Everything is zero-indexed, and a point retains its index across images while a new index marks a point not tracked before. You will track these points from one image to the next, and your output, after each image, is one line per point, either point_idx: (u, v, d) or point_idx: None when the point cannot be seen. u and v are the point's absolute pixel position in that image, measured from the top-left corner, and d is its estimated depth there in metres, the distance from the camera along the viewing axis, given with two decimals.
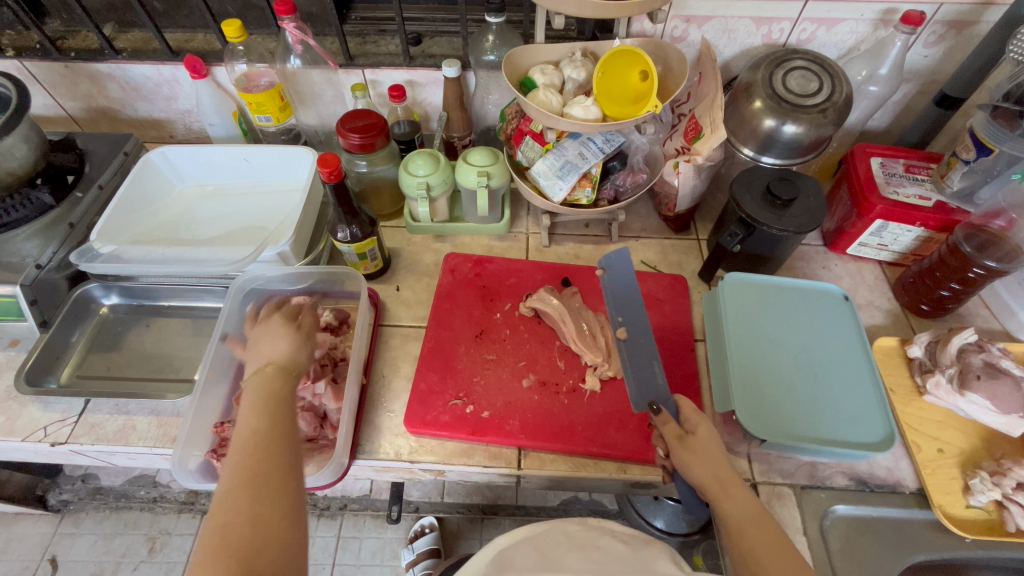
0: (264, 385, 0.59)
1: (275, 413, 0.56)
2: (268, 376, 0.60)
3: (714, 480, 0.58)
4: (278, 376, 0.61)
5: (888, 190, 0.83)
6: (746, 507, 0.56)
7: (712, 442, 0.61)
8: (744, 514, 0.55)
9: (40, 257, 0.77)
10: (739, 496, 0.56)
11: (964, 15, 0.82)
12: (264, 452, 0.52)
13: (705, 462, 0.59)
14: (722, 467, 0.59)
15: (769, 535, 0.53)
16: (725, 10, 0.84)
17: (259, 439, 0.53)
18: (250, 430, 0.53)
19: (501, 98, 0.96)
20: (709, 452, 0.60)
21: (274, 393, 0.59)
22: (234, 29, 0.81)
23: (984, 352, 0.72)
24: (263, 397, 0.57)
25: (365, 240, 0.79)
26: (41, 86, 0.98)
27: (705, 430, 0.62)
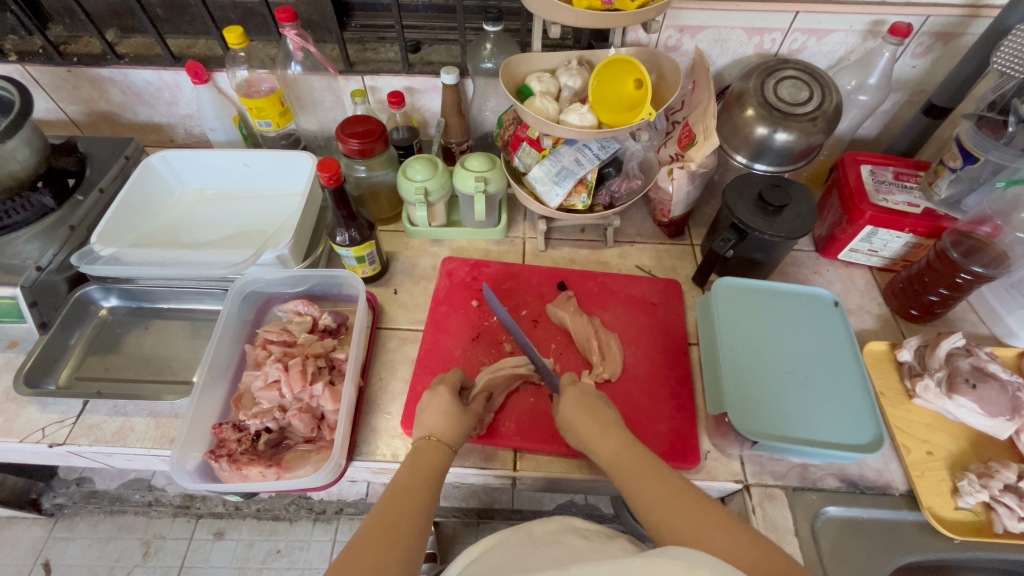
0: (427, 467, 0.60)
1: (418, 488, 0.57)
2: (431, 459, 0.61)
3: (584, 439, 0.62)
4: (440, 460, 0.61)
5: (878, 197, 0.84)
6: (620, 452, 0.58)
7: (573, 400, 0.64)
8: (624, 457, 0.58)
9: (41, 259, 0.78)
10: (609, 440, 0.60)
11: (949, 27, 0.84)
12: (403, 515, 0.53)
13: (575, 421, 0.63)
14: (596, 420, 0.62)
15: (646, 470, 0.56)
16: (718, 20, 0.86)
17: (396, 506, 0.54)
18: (400, 491, 0.56)
19: (498, 105, 0.97)
20: (582, 409, 0.63)
21: (439, 459, 0.61)
22: (236, 36, 0.82)
23: (972, 356, 0.74)
24: (423, 482, 0.58)
25: (363, 244, 0.80)
26: (44, 90, 0.99)
27: (571, 393, 0.65)
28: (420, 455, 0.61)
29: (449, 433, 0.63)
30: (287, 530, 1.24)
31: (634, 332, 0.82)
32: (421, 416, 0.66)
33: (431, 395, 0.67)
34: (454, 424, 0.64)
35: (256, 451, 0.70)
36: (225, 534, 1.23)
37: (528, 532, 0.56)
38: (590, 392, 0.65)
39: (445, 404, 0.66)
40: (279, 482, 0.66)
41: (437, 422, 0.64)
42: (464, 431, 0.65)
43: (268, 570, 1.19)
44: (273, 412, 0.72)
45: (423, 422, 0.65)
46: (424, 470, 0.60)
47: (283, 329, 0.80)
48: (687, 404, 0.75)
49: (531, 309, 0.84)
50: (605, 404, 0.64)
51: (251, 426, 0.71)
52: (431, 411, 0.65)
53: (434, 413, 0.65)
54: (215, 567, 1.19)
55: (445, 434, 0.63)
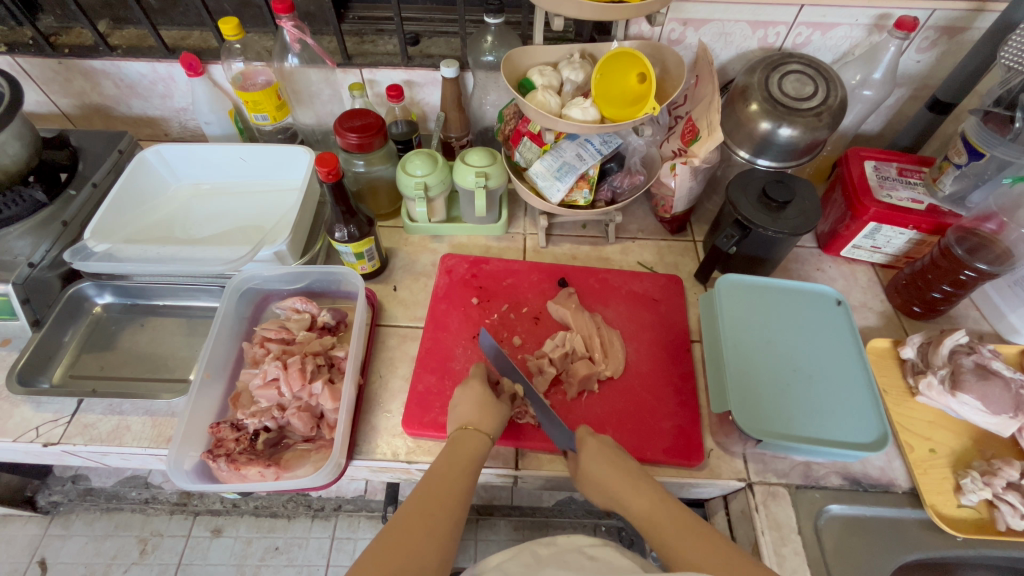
0: (466, 460, 0.60)
1: (455, 481, 0.57)
2: (468, 448, 0.60)
3: (611, 495, 0.60)
4: (477, 450, 0.61)
5: (881, 193, 0.84)
6: (655, 504, 0.57)
7: (592, 457, 0.62)
8: (657, 510, 0.57)
9: (33, 256, 0.76)
10: (639, 494, 0.58)
11: (955, 21, 0.83)
12: (436, 499, 0.55)
13: (599, 477, 0.61)
14: (623, 473, 0.60)
15: (679, 524, 0.55)
16: (722, 13, 0.84)
17: (428, 499, 0.55)
18: (435, 482, 0.57)
19: (498, 99, 0.96)
20: (605, 462, 0.61)
21: (470, 456, 0.60)
22: (231, 27, 0.80)
23: (975, 353, 0.74)
24: (460, 472, 0.58)
25: (362, 240, 0.78)
26: (34, 82, 0.97)
27: (592, 444, 0.63)
28: (458, 446, 0.60)
29: (487, 422, 0.63)
30: (285, 527, 1.23)
31: (637, 329, 0.82)
32: (454, 410, 0.65)
33: (461, 390, 0.66)
34: (489, 415, 0.63)
35: (255, 451, 0.69)
36: (223, 531, 1.22)
37: (528, 553, 0.56)
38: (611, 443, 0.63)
39: (478, 396, 0.65)
40: (278, 482, 0.65)
41: (472, 413, 0.64)
42: (501, 419, 0.64)
43: (266, 567, 1.18)
44: (272, 411, 0.71)
45: (457, 414, 0.64)
46: (463, 458, 0.60)
47: (282, 328, 0.78)
48: (690, 400, 0.75)
49: (532, 306, 0.83)
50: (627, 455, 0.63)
51: (249, 425, 0.70)
52: (463, 403, 0.65)
53: (464, 407, 0.64)
54: (214, 564, 1.18)
55: (479, 420, 0.63)
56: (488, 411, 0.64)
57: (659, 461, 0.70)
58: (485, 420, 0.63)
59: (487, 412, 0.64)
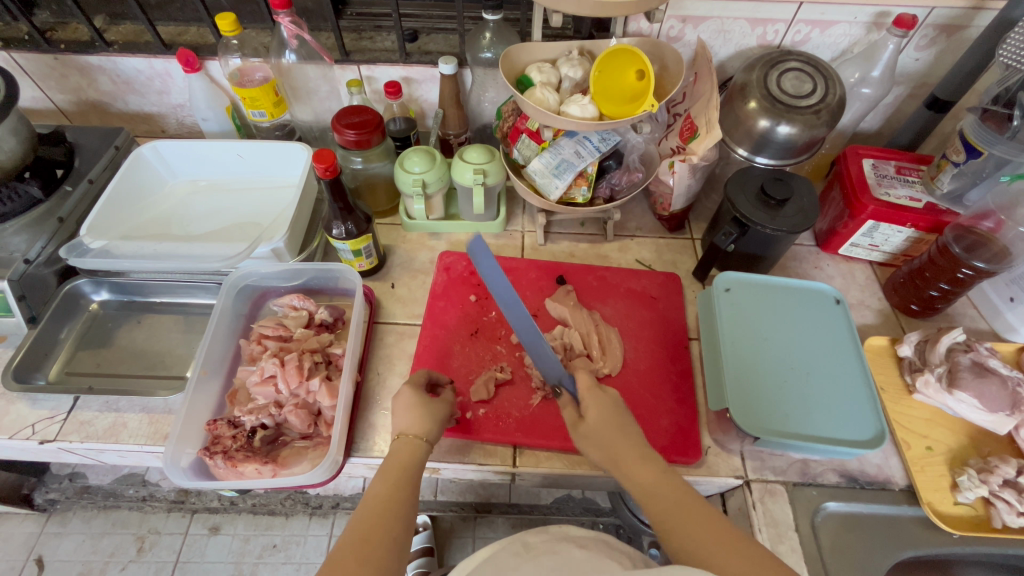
0: (399, 467, 0.58)
1: (399, 490, 0.56)
2: (405, 456, 0.59)
3: (614, 460, 0.58)
4: (414, 458, 0.59)
5: (880, 191, 0.83)
6: (658, 477, 0.56)
7: (599, 419, 0.60)
8: (658, 483, 0.55)
9: (29, 252, 0.76)
10: (645, 465, 0.56)
11: (954, 19, 0.83)
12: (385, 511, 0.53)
13: (607, 442, 0.59)
14: (630, 442, 0.58)
15: (680, 498, 0.54)
16: (721, 10, 0.84)
17: (375, 509, 0.53)
18: (373, 501, 0.54)
19: (498, 96, 0.94)
20: (611, 427, 0.59)
21: (409, 463, 0.59)
22: (228, 23, 0.80)
23: (972, 351, 0.74)
24: (400, 479, 0.57)
25: (360, 237, 0.78)
26: (30, 78, 0.97)
27: (596, 410, 0.60)
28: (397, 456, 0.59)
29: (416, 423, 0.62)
30: (283, 525, 1.23)
31: (634, 327, 0.81)
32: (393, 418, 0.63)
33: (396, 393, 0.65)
34: (425, 417, 0.62)
35: (252, 448, 0.69)
36: (221, 529, 1.22)
37: (518, 544, 0.55)
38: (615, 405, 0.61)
39: (410, 400, 0.63)
40: (274, 479, 0.65)
41: (409, 419, 0.62)
42: (439, 421, 0.63)
43: (264, 565, 1.18)
44: (269, 408, 0.71)
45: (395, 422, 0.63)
46: (400, 467, 0.58)
47: (279, 325, 0.78)
48: (688, 398, 0.75)
49: (530, 304, 0.83)
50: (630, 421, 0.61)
51: (246, 423, 0.70)
52: (399, 411, 0.63)
53: (400, 413, 0.63)
54: (211, 562, 1.18)
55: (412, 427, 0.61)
56: (426, 414, 0.62)
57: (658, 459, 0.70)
58: (420, 424, 0.61)
59: (426, 415, 0.62)
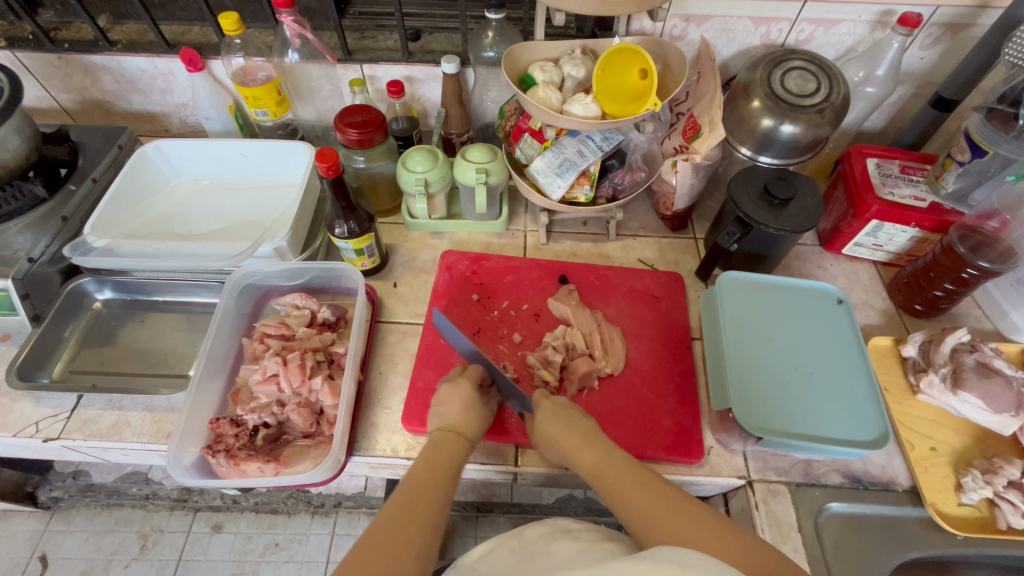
0: (445, 463, 0.59)
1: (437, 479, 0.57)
2: (448, 453, 0.60)
3: (565, 452, 0.60)
4: (458, 454, 0.61)
5: (884, 190, 0.83)
6: (601, 457, 0.57)
7: (546, 408, 0.63)
8: (605, 462, 0.57)
9: (33, 251, 0.76)
10: (589, 448, 0.58)
11: (959, 17, 0.83)
12: (419, 500, 0.54)
13: (555, 434, 0.61)
14: (576, 430, 0.60)
15: (625, 473, 0.56)
16: (724, 9, 0.84)
17: (413, 496, 0.54)
18: (417, 485, 0.55)
19: (500, 95, 0.95)
20: (558, 421, 0.61)
21: (451, 459, 0.60)
22: (231, 22, 0.80)
23: (976, 351, 0.73)
24: (443, 473, 0.58)
25: (362, 236, 0.78)
26: (35, 77, 0.97)
27: (546, 406, 0.63)
28: (438, 450, 0.60)
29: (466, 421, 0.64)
30: (286, 524, 1.23)
31: (637, 327, 0.81)
32: (440, 408, 0.65)
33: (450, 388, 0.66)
34: (473, 415, 0.64)
35: (254, 446, 0.69)
36: (224, 527, 1.22)
37: (516, 538, 0.55)
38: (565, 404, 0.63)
39: (465, 395, 0.65)
40: (276, 478, 0.65)
41: (456, 414, 0.64)
42: (484, 423, 0.65)
43: (267, 563, 1.18)
44: (271, 407, 0.71)
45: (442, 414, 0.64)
46: (441, 462, 0.59)
47: (281, 324, 0.78)
48: (690, 398, 0.74)
49: (532, 303, 0.83)
50: (584, 416, 0.62)
51: (248, 421, 0.70)
52: (446, 403, 0.65)
53: (448, 407, 0.64)
54: (214, 561, 1.18)
55: (460, 423, 0.63)
56: (471, 412, 0.64)
57: (660, 459, 0.70)
58: (467, 421, 0.63)
59: (471, 412, 0.64)
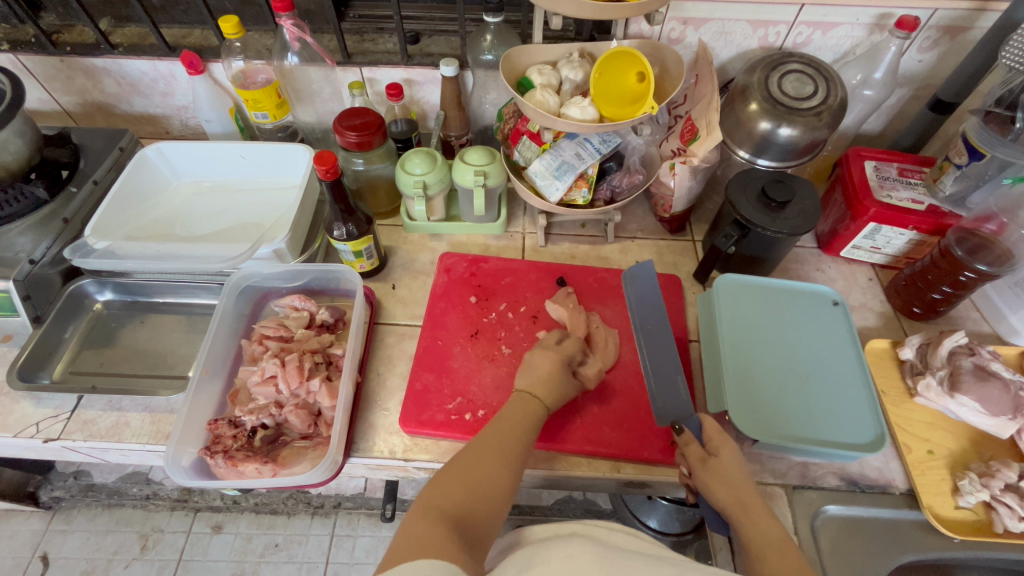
0: (520, 416, 0.61)
1: (514, 435, 0.59)
2: (524, 407, 0.62)
3: (734, 505, 0.57)
4: (533, 411, 0.62)
5: (881, 193, 0.83)
6: (772, 530, 0.55)
7: (734, 466, 0.60)
8: (773, 538, 0.54)
9: (34, 252, 0.77)
10: (768, 521, 0.55)
11: (957, 20, 0.83)
12: (497, 449, 0.56)
13: (728, 488, 0.58)
14: (749, 492, 0.58)
15: (789, 552, 0.52)
16: (722, 12, 0.84)
17: (490, 441, 0.57)
18: (495, 435, 0.58)
19: (498, 97, 0.96)
20: (735, 478, 0.59)
21: (530, 415, 0.62)
22: (231, 26, 0.81)
23: (974, 354, 0.73)
24: (520, 427, 0.60)
25: (360, 239, 0.78)
26: (37, 80, 0.98)
27: (728, 454, 0.61)
28: (517, 404, 0.63)
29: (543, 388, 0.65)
30: (286, 524, 1.24)
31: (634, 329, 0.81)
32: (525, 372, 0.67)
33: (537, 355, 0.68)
34: (554, 388, 0.65)
35: (252, 447, 0.69)
36: (224, 528, 1.23)
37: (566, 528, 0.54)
38: (739, 461, 0.61)
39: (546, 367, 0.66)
40: (274, 479, 0.65)
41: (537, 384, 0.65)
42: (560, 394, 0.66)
43: (267, 564, 1.19)
44: (269, 408, 0.71)
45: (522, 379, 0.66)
46: (520, 415, 0.61)
47: (280, 325, 0.79)
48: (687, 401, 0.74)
49: (530, 305, 0.83)
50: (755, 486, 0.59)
51: (246, 422, 0.70)
52: (528, 372, 0.66)
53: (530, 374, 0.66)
54: (214, 561, 1.19)
55: (539, 389, 0.64)
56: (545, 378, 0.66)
57: (657, 461, 0.69)
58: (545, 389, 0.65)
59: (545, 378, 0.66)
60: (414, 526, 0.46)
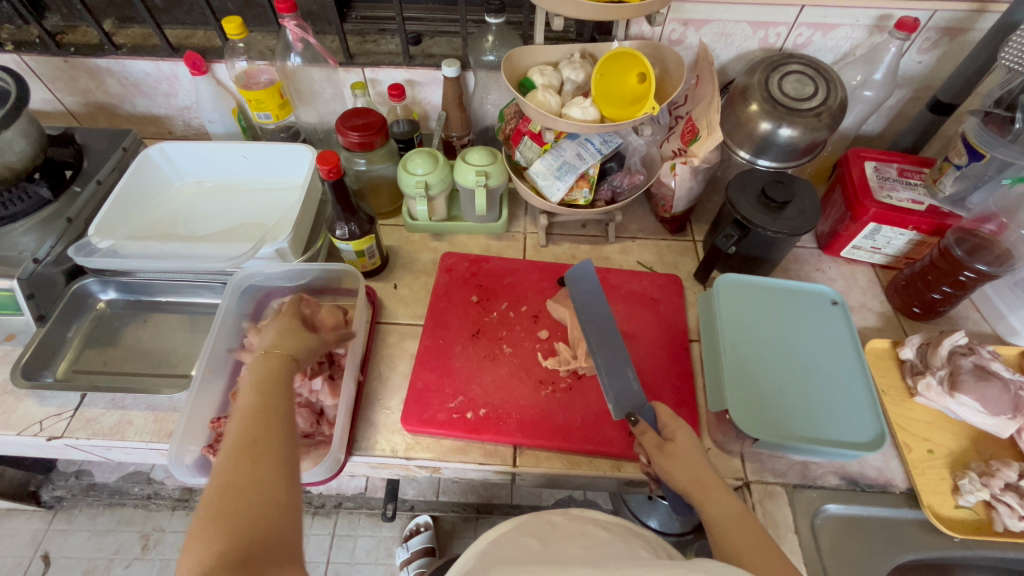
0: (263, 385, 0.53)
1: (253, 422, 0.50)
2: (273, 367, 0.56)
3: (694, 487, 0.57)
4: (283, 367, 0.56)
5: (881, 193, 0.83)
6: (729, 507, 0.54)
7: (691, 447, 0.59)
8: (731, 513, 0.54)
9: (37, 251, 0.77)
10: (725, 495, 0.55)
11: (956, 21, 0.83)
12: (260, 447, 0.48)
13: (684, 472, 0.57)
14: (705, 468, 0.58)
15: (742, 526, 0.53)
16: (723, 13, 0.85)
17: (242, 442, 0.48)
18: (245, 435, 0.48)
19: (500, 98, 0.96)
20: (691, 457, 0.59)
21: (276, 371, 0.55)
22: (234, 27, 0.81)
23: (974, 354, 0.74)
24: (262, 409, 0.51)
25: (363, 238, 0.79)
26: (41, 80, 0.98)
27: (683, 436, 0.61)
28: (263, 366, 0.55)
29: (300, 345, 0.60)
30: None
31: (635, 328, 0.82)
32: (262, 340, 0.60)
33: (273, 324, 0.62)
34: (297, 339, 0.60)
35: None
36: None
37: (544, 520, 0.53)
38: (694, 440, 0.61)
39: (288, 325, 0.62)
40: None
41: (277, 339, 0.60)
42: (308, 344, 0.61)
43: None
44: None
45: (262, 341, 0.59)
46: (263, 377, 0.54)
47: None
48: (688, 400, 0.75)
49: (531, 304, 0.84)
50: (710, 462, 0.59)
51: None
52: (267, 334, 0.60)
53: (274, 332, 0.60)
54: None
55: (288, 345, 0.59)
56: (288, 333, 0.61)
57: None
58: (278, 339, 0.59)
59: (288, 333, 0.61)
60: None
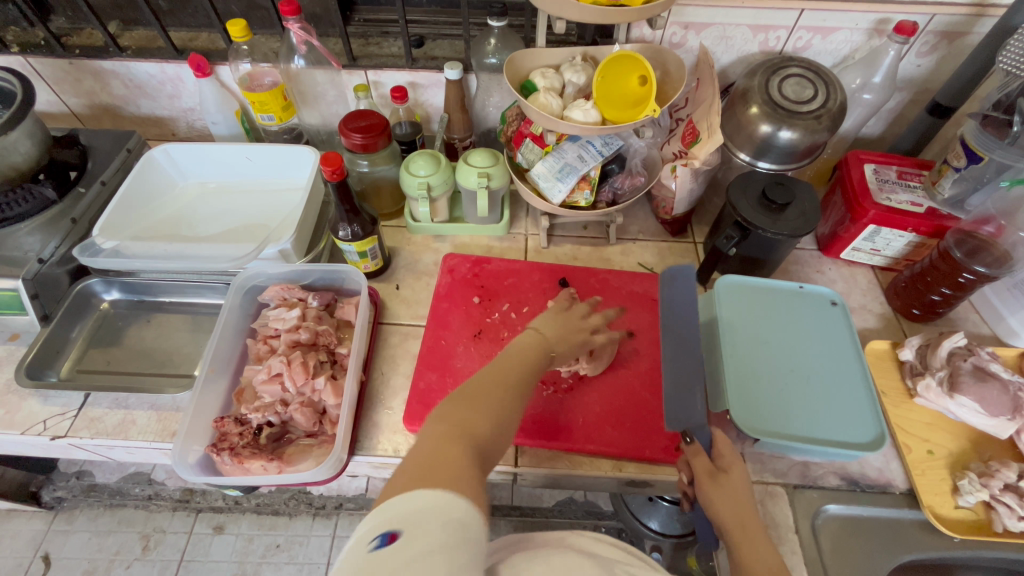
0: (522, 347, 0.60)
1: (515, 366, 0.56)
2: (527, 343, 0.60)
3: (735, 524, 0.55)
4: (533, 342, 0.60)
5: (881, 196, 0.84)
6: (768, 555, 0.53)
7: (743, 485, 0.58)
8: (767, 561, 0.52)
9: (43, 252, 0.78)
10: (761, 543, 0.54)
11: (955, 25, 0.84)
12: (497, 381, 0.54)
13: (729, 506, 0.56)
14: (747, 512, 0.56)
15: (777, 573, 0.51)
16: (723, 17, 0.85)
17: (488, 379, 0.54)
18: (493, 370, 0.55)
19: (502, 101, 0.97)
20: (738, 497, 0.57)
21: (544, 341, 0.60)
22: (239, 29, 0.82)
23: (973, 355, 0.74)
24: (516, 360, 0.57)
25: (365, 239, 0.79)
26: (45, 82, 0.99)
27: (736, 475, 0.59)
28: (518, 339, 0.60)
29: (548, 328, 0.62)
30: (286, 525, 1.24)
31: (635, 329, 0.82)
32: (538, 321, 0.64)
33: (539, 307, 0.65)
34: (561, 319, 0.64)
35: (258, 445, 0.70)
36: (226, 528, 1.23)
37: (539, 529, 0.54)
38: (744, 482, 0.59)
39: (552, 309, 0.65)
40: (280, 475, 0.66)
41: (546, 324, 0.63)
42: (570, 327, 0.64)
43: (268, 564, 1.19)
44: (275, 406, 0.72)
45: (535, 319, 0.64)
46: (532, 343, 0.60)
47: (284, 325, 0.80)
48: None
49: (532, 305, 0.84)
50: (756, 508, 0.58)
51: (252, 420, 0.71)
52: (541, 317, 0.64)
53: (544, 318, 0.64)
54: (215, 561, 1.19)
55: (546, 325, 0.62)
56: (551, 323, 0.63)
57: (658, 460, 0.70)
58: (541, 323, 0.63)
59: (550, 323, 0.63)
60: (430, 461, 0.43)
